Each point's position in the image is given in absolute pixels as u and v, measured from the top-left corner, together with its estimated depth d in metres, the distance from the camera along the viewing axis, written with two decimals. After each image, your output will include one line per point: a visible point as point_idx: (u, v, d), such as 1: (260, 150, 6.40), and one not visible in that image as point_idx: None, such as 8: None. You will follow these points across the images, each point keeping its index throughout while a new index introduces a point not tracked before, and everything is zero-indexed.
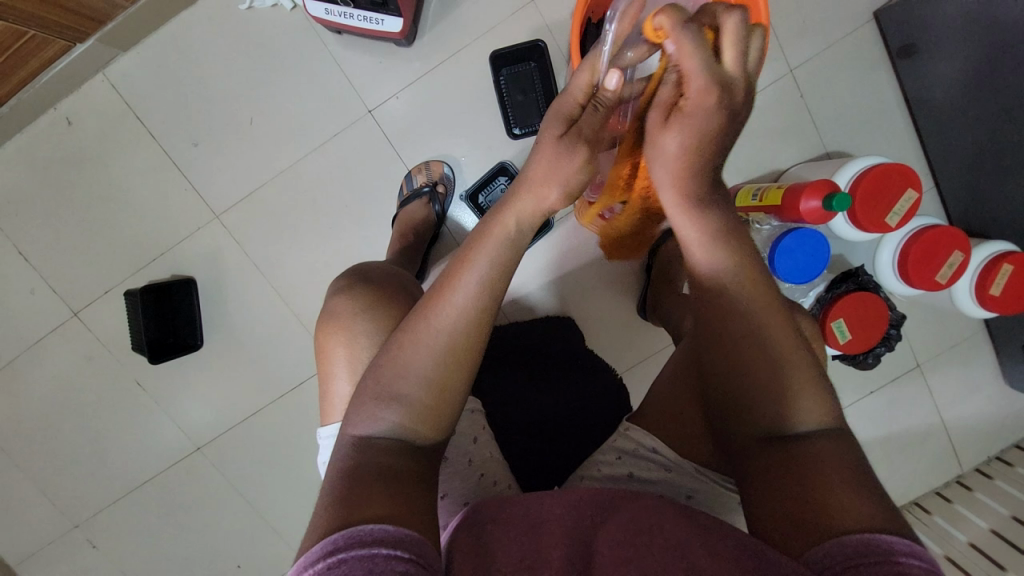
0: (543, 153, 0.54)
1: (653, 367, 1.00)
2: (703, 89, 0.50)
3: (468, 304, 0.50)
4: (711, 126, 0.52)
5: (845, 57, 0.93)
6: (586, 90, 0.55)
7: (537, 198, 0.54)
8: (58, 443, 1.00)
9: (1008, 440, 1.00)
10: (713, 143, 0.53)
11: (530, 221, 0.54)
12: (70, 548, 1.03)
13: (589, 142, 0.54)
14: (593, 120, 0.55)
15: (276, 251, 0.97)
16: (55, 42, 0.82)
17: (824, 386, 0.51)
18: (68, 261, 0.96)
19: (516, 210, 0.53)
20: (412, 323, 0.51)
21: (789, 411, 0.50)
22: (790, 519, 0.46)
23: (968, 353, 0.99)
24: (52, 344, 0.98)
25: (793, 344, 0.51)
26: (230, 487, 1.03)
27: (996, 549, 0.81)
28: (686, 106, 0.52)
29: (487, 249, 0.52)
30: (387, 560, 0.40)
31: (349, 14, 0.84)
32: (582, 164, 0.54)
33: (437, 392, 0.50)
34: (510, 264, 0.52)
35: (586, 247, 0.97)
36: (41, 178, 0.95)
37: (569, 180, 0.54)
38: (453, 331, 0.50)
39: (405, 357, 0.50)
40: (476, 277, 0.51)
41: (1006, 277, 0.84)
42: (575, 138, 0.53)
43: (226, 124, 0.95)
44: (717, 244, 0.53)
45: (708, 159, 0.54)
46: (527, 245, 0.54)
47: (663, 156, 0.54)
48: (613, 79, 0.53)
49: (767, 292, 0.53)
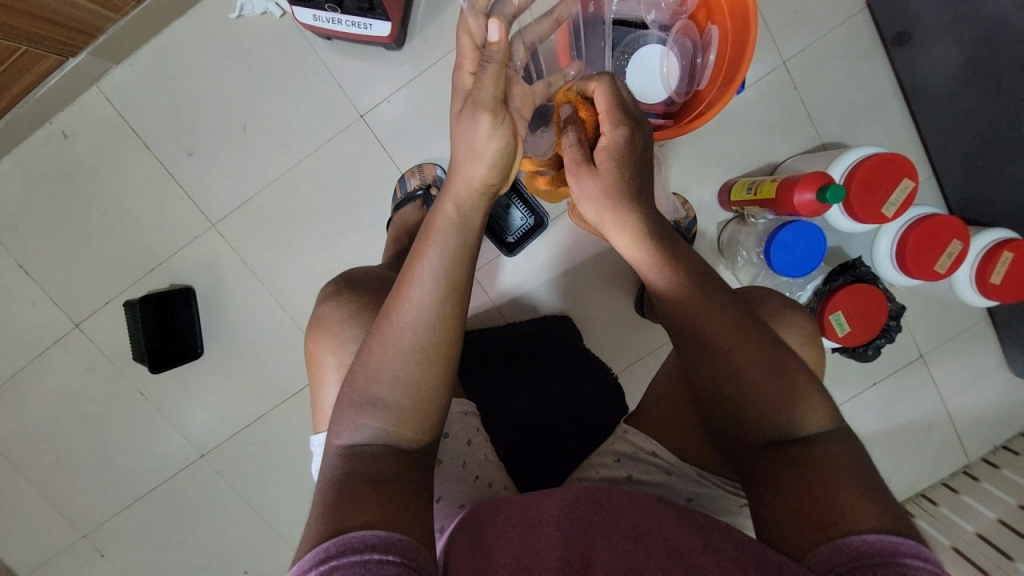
0: (461, 133, 0.54)
1: (652, 364, 1.00)
2: (616, 128, 0.55)
3: (425, 297, 0.50)
4: (631, 155, 0.55)
5: (837, 47, 0.92)
6: (473, 54, 0.54)
7: (465, 177, 0.54)
8: (64, 454, 1.01)
9: (1015, 428, 0.99)
10: (635, 173, 0.55)
11: (470, 205, 0.54)
12: (79, 557, 1.04)
13: (486, 105, 0.52)
14: (486, 79, 0.52)
15: (274, 258, 0.98)
16: (47, 57, 0.83)
17: (819, 390, 0.51)
18: (69, 274, 0.97)
19: (453, 197, 0.54)
20: (381, 325, 0.51)
21: (785, 414, 0.50)
22: (792, 521, 0.46)
23: (971, 342, 0.98)
24: (55, 356, 0.99)
25: (776, 345, 0.52)
26: (236, 492, 1.03)
27: (1004, 540, 0.80)
28: (603, 150, 0.55)
29: (435, 239, 0.52)
30: (378, 565, 0.40)
31: (337, 20, 0.84)
32: (490, 129, 0.52)
33: (414, 391, 0.50)
34: (462, 249, 0.52)
35: (581, 245, 0.97)
36: (39, 192, 0.96)
37: (488, 153, 0.53)
38: (416, 327, 0.50)
39: (377, 360, 0.50)
40: (431, 267, 0.51)
41: (1006, 264, 0.83)
42: (475, 105, 0.52)
43: (219, 133, 0.95)
44: (660, 257, 0.55)
45: (634, 182, 0.55)
46: (476, 225, 0.54)
47: (585, 193, 0.56)
48: (494, 31, 0.50)
49: (712, 282, 0.54)
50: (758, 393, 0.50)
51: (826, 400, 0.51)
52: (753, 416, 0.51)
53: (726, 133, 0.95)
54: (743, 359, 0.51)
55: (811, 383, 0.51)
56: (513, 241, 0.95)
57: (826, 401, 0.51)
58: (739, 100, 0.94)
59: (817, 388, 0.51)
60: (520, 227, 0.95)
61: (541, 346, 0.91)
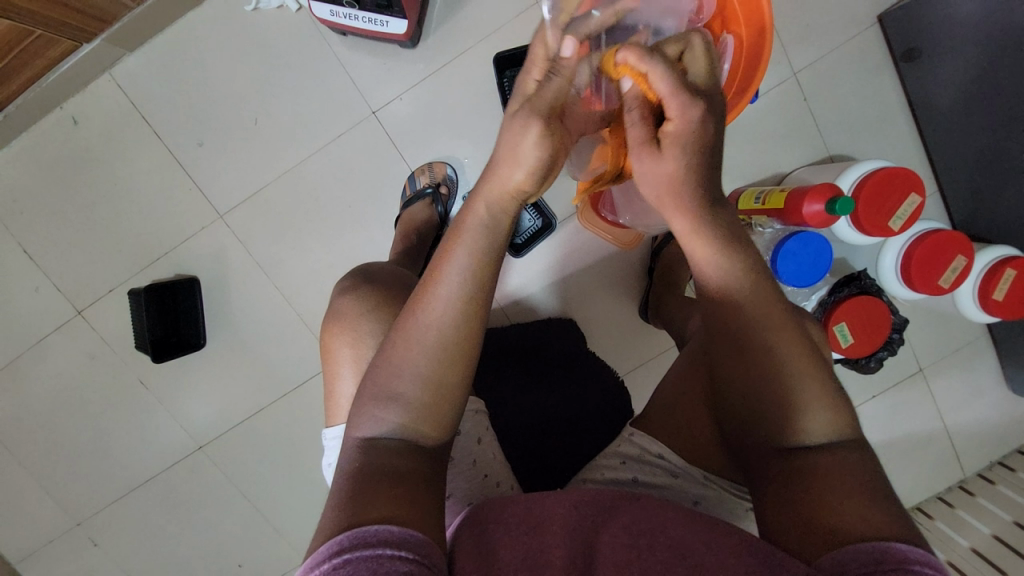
0: (508, 138, 0.51)
1: (654, 370, 1.00)
2: (684, 105, 0.49)
3: (451, 298, 0.50)
4: (704, 134, 0.50)
5: (849, 60, 0.93)
6: (543, 64, 0.54)
7: (500, 180, 0.51)
8: (60, 441, 1.01)
9: (1010, 445, 1.00)
10: (710, 151, 0.52)
11: (501, 208, 0.52)
12: (71, 546, 1.03)
13: (543, 113, 0.50)
14: (551, 88, 0.51)
15: (280, 251, 0.98)
16: (62, 41, 0.82)
17: (835, 400, 0.51)
18: (73, 260, 0.97)
19: (485, 196, 0.52)
20: (403, 322, 0.51)
21: (797, 423, 0.50)
22: (801, 527, 0.46)
23: (971, 358, 0.99)
24: (55, 342, 0.98)
25: (804, 353, 0.51)
26: (232, 485, 1.03)
27: (998, 555, 0.81)
28: (672, 129, 0.51)
29: (465, 241, 0.51)
30: (391, 561, 0.40)
31: (354, 16, 0.84)
32: (540, 138, 0.49)
33: (435, 388, 0.50)
34: (493, 253, 0.51)
35: (588, 248, 0.97)
36: (47, 176, 0.95)
37: (532, 159, 0.50)
38: (440, 326, 0.49)
39: (399, 356, 0.50)
40: (459, 268, 0.50)
41: (1008, 282, 0.84)
42: (529, 113, 0.49)
43: (231, 124, 0.95)
44: (732, 259, 0.53)
45: (711, 157, 0.52)
46: (503, 232, 0.52)
47: (663, 180, 0.53)
48: (568, 46, 0.52)
49: (771, 297, 0.53)
50: (771, 402, 0.51)
51: (840, 410, 0.51)
52: (767, 423, 0.52)
53: (736, 142, 0.95)
54: (762, 367, 0.52)
55: (827, 400, 0.51)
56: (521, 242, 0.95)
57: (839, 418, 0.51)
58: (750, 110, 0.95)
59: (830, 395, 0.51)
60: (527, 229, 0.94)
61: (547, 347, 0.91)
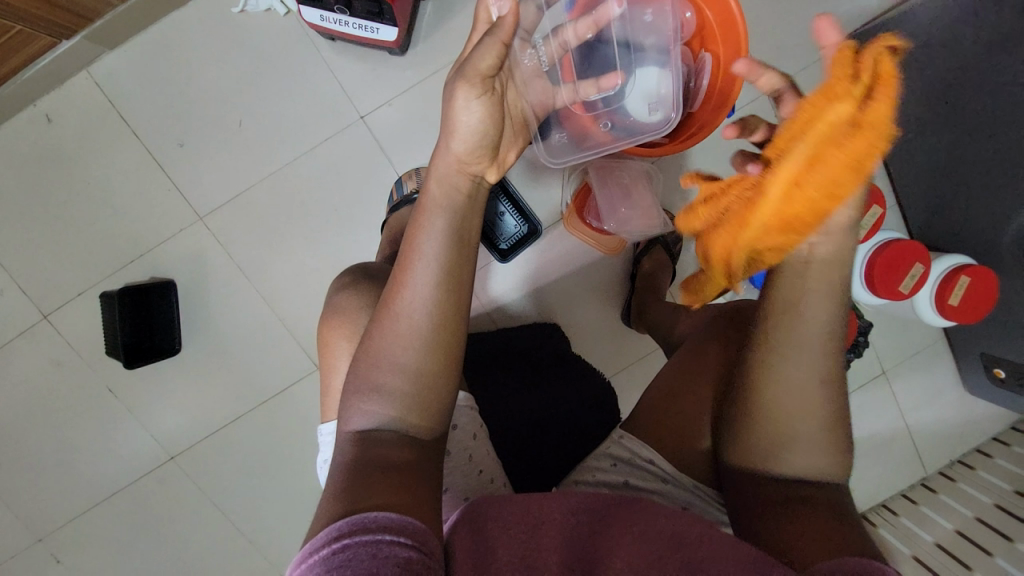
0: (446, 111, 0.51)
1: (635, 374, 1.02)
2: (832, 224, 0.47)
3: (419, 280, 0.50)
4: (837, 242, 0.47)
5: (814, 81, 0.99)
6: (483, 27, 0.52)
7: (444, 155, 0.52)
8: (21, 452, 0.96)
9: (968, 444, 1.05)
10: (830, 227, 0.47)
11: (454, 184, 0.52)
12: (30, 564, 0.98)
13: (478, 78, 0.50)
14: (490, 51, 0.50)
15: (263, 254, 0.96)
16: (41, 37, 0.81)
17: (833, 435, 0.50)
18: (42, 262, 0.93)
19: (436, 176, 0.52)
20: (380, 313, 0.51)
21: (776, 452, 0.51)
22: (780, 544, 0.48)
23: (929, 361, 1.05)
24: (18, 348, 0.94)
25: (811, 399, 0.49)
26: (206, 495, 1.00)
27: (962, 549, 0.85)
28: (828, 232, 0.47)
29: (426, 223, 0.51)
30: (391, 546, 0.40)
31: (345, 22, 0.85)
32: (472, 104, 0.50)
33: (417, 375, 0.50)
34: (456, 233, 0.51)
35: (571, 255, 0.99)
36: (17, 174, 0.92)
37: (469, 131, 0.51)
38: (413, 312, 0.49)
39: (380, 348, 0.50)
40: (424, 254, 0.50)
41: (963, 288, 0.89)
42: (458, 81, 0.50)
43: (215, 125, 0.94)
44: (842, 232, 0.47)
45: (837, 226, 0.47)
46: (462, 208, 0.52)
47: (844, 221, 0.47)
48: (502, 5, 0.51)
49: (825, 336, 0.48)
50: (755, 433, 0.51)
51: (832, 445, 0.50)
52: (753, 448, 0.52)
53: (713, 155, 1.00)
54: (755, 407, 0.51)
55: (816, 432, 0.49)
56: (506, 248, 0.95)
57: (828, 446, 0.50)
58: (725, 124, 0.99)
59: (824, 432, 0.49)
60: (513, 234, 0.95)
61: (534, 350, 0.92)
